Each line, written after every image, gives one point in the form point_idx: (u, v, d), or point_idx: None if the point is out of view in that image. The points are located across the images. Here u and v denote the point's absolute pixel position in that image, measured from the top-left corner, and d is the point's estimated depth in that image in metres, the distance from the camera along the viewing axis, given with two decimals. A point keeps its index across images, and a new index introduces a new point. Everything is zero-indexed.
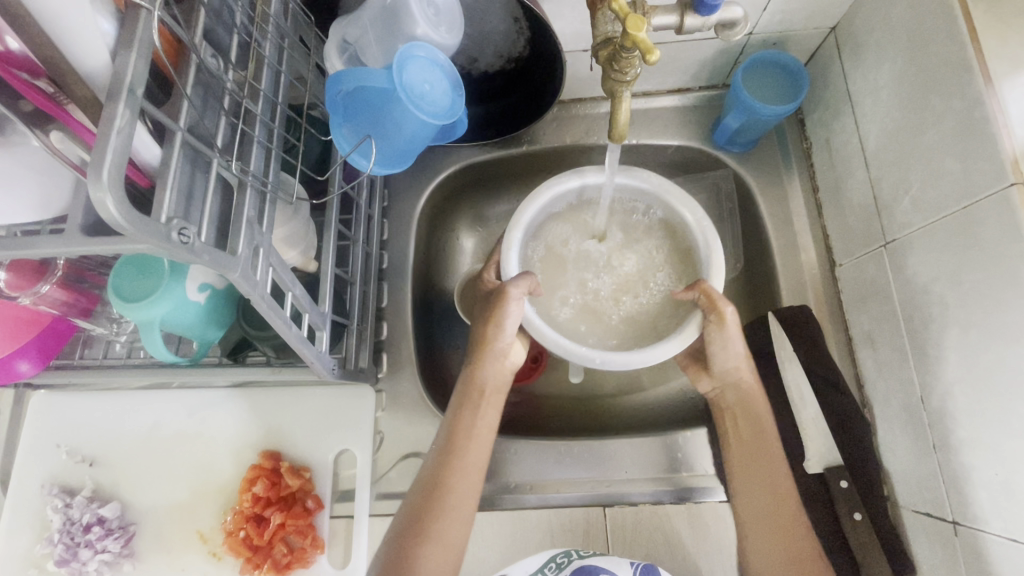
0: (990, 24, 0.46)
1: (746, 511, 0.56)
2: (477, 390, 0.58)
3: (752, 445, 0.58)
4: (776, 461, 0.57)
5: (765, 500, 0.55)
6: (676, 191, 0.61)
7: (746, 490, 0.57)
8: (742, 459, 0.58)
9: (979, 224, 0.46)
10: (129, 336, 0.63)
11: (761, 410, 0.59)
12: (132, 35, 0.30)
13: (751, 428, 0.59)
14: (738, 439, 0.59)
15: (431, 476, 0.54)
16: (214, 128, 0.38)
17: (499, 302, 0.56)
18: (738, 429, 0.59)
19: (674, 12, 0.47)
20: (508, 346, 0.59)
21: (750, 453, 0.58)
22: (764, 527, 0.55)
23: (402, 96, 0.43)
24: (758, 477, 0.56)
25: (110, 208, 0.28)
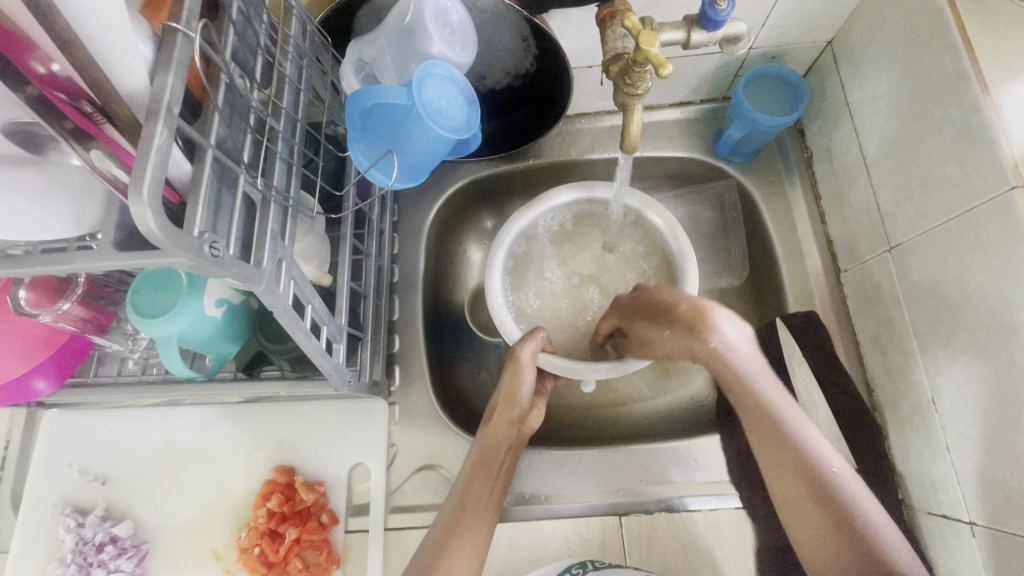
0: (982, 36, 0.48)
1: (811, 551, 0.48)
2: (494, 452, 0.57)
3: (787, 468, 0.49)
4: (827, 478, 0.48)
5: (824, 531, 0.47)
6: (641, 197, 0.65)
7: (803, 529, 0.48)
8: (786, 491, 0.49)
9: (982, 226, 0.47)
10: (143, 353, 0.63)
11: (785, 422, 0.51)
12: (170, 58, 0.31)
13: (779, 449, 0.50)
14: (774, 468, 0.50)
15: (442, 535, 0.52)
16: (240, 145, 0.40)
17: (515, 364, 0.58)
18: (768, 457, 0.50)
19: (681, 29, 0.49)
20: (524, 412, 0.60)
21: (790, 481, 0.49)
22: (810, 520, 0.48)
23: (421, 112, 0.45)
24: (781, 463, 0.49)
25: (149, 222, 0.29)
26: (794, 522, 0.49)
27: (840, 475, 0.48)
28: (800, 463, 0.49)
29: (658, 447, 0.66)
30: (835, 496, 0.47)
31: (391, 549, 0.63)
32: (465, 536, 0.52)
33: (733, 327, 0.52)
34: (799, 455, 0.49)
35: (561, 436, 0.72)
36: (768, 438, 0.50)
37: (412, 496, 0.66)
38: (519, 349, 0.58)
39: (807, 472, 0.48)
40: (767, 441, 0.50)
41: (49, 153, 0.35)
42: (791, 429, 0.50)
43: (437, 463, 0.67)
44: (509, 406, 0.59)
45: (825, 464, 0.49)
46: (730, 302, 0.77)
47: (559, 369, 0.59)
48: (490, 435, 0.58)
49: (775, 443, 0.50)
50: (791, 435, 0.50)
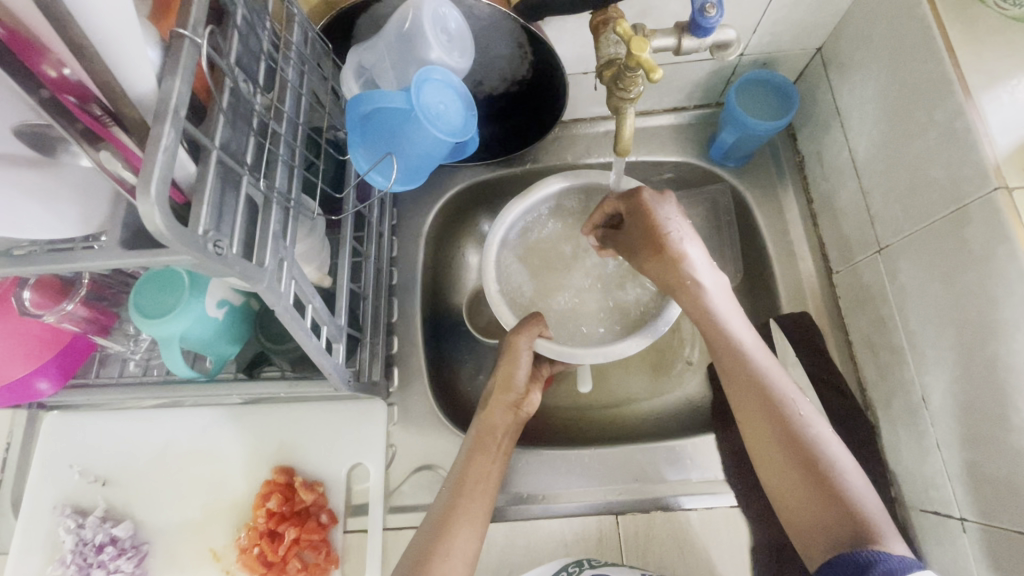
0: (965, 43, 0.49)
1: (783, 499, 0.48)
2: (490, 436, 0.58)
3: (761, 415, 0.50)
4: (798, 427, 0.49)
5: (797, 481, 0.47)
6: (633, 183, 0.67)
7: (776, 478, 0.49)
8: (758, 436, 0.50)
9: (967, 227, 0.49)
10: (145, 353, 0.64)
11: (759, 368, 0.52)
12: (177, 63, 0.32)
13: (753, 395, 0.51)
14: (746, 413, 0.51)
15: (440, 516, 0.53)
16: (244, 148, 0.41)
17: (511, 348, 0.59)
18: (740, 401, 0.52)
19: (672, 36, 0.51)
20: (522, 396, 0.61)
21: (763, 430, 0.50)
22: (779, 468, 0.49)
23: (420, 116, 0.46)
24: (751, 408, 0.51)
25: (156, 220, 0.30)
26: (766, 472, 0.50)
27: (814, 428, 0.49)
28: (776, 411, 0.50)
29: (653, 447, 0.67)
30: (809, 448, 0.48)
31: (390, 549, 0.64)
32: (462, 517, 0.52)
33: (698, 256, 0.55)
34: (773, 403, 0.50)
35: (558, 437, 0.72)
36: (741, 380, 0.52)
37: (411, 496, 0.66)
38: (516, 336, 0.59)
39: (783, 423, 0.49)
40: (741, 386, 0.52)
41: (59, 154, 0.37)
42: (762, 375, 0.52)
43: (435, 463, 0.68)
44: (506, 390, 0.60)
45: (798, 415, 0.50)
46: None
47: (557, 354, 0.60)
48: (487, 421, 0.59)
49: (748, 387, 0.51)
50: (766, 383, 0.51)
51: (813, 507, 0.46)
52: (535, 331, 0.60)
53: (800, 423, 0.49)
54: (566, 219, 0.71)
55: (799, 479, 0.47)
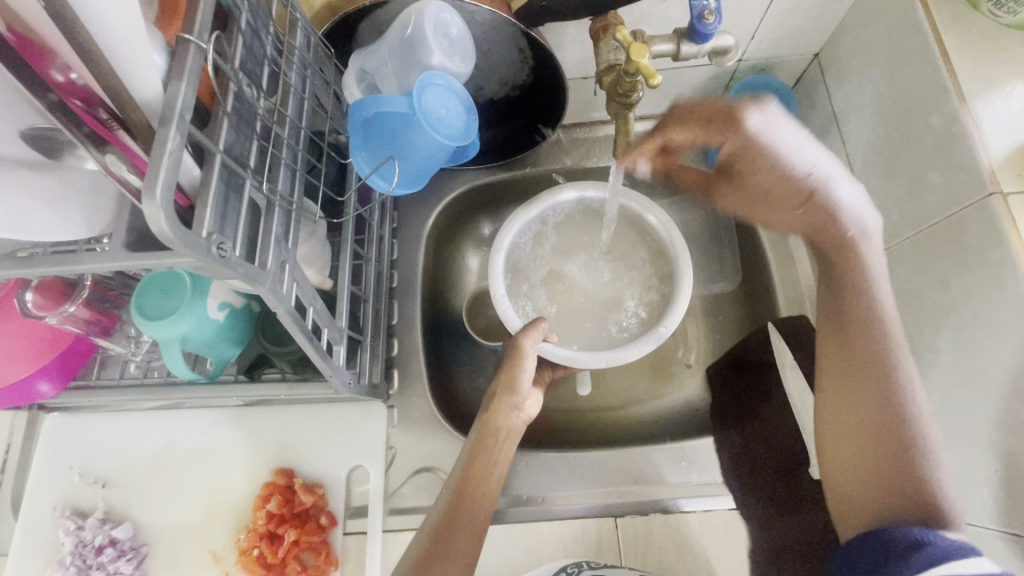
0: (960, 49, 0.50)
1: (847, 474, 0.47)
2: (493, 437, 0.58)
3: (863, 390, 0.48)
4: (903, 411, 0.46)
5: (872, 458, 0.46)
6: (640, 199, 0.67)
7: (851, 449, 0.47)
8: (852, 409, 0.48)
9: (963, 231, 0.49)
10: (146, 356, 0.64)
11: (881, 339, 0.48)
12: (183, 68, 0.33)
13: (864, 370, 0.48)
14: (845, 383, 0.49)
15: (442, 518, 0.53)
16: (247, 152, 0.41)
17: (516, 350, 0.60)
18: (848, 370, 0.49)
19: (671, 41, 0.51)
20: (523, 399, 0.61)
21: (860, 405, 0.47)
22: (864, 445, 0.47)
23: (421, 120, 0.46)
24: (857, 382, 0.48)
25: (162, 222, 0.30)
26: (841, 441, 0.48)
27: (923, 411, 0.46)
28: (888, 388, 0.47)
29: (652, 449, 0.67)
30: (907, 431, 0.45)
31: (389, 551, 0.64)
32: (463, 520, 0.52)
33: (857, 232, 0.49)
34: (886, 384, 0.47)
35: (555, 441, 0.72)
36: (856, 349, 0.49)
37: (410, 498, 0.67)
38: (521, 337, 0.60)
39: (886, 404, 0.46)
40: (856, 358, 0.48)
41: (65, 157, 0.37)
42: (885, 350, 0.48)
43: (435, 465, 0.68)
44: (507, 393, 0.60)
45: (909, 398, 0.46)
46: (723, 306, 0.78)
47: (559, 357, 0.61)
48: (490, 422, 0.59)
49: (862, 361, 0.48)
50: (889, 359, 0.47)
51: (879, 483, 0.45)
52: (539, 333, 0.61)
53: (909, 408, 0.46)
54: (569, 224, 0.72)
55: (872, 455, 0.46)
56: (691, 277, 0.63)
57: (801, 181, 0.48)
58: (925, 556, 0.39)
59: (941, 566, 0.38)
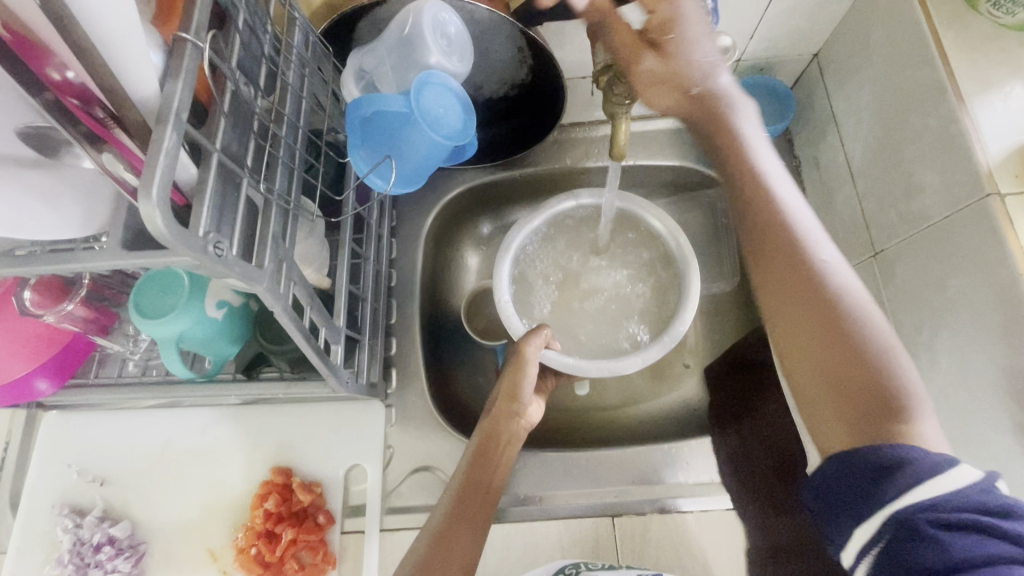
0: (959, 50, 0.50)
1: (808, 386, 0.42)
2: (494, 441, 0.59)
3: (792, 278, 0.45)
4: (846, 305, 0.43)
5: (820, 347, 0.42)
6: (644, 203, 0.68)
7: (797, 341, 0.43)
8: (792, 311, 0.44)
9: (960, 232, 0.49)
10: (144, 353, 0.65)
11: (799, 239, 0.46)
12: (180, 67, 0.33)
13: (778, 257, 0.46)
14: (769, 272, 0.46)
15: (440, 523, 0.53)
16: (244, 151, 0.41)
17: (519, 356, 0.60)
18: (776, 277, 0.46)
19: None
20: (525, 407, 0.60)
21: (801, 308, 0.44)
22: (815, 348, 0.42)
23: (419, 120, 0.47)
24: (788, 282, 0.45)
25: (157, 221, 0.30)
26: (790, 334, 0.44)
27: (862, 301, 0.44)
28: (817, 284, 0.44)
29: (649, 449, 0.67)
30: (846, 316, 0.42)
31: (387, 550, 0.64)
32: (462, 523, 0.53)
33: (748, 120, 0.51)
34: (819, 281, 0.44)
35: (553, 440, 0.73)
36: (769, 237, 0.47)
37: (408, 497, 0.67)
38: (523, 344, 0.60)
39: (809, 283, 0.44)
40: (771, 245, 0.47)
41: (62, 155, 0.37)
42: (799, 239, 0.46)
43: (433, 464, 0.68)
44: (509, 399, 0.60)
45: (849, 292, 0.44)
46: (721, 305, 0.78)
47: (562, 365, 0.61)
48: (493, 426, 0.59)
49: (778, 243, 0.46)
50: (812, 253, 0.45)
51: (839, 377, 0.41)
52: (542, 338, 0.60)
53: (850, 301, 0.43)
54: (572, 227, 0.72)
55: (825, 347, 0.42)
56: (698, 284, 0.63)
57: (697, 75, 0.49)
58: (903, 479, 0.36)
59: (920, 489, 0.35)
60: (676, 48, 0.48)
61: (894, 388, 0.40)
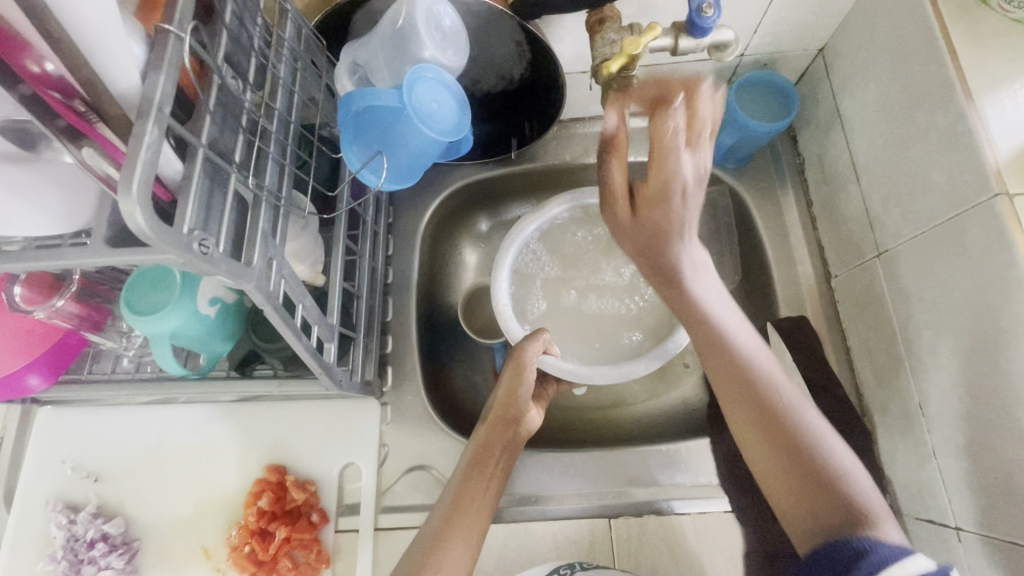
0: (967, 45, 0.48)
1: (772, 488, 0.47)
2: (490, 450, 0.58)
3: (745, 396, 0.50)
4: (788, 415, 0.48)
5: (775, 464, 0.47)
6: None
7: (759, 459, 0.48)
8: (743, 424, 0.50)
9: (966, 233, 0.48)
10: (138, 350, 0.64)
11: (742, 356, 0.51)
12: (161, 59, 0.32)
13: (732, 382, 0.51)
14: (727, 396, 0.51)
15: (434, 532, 0.51)
16: (232, 146, 0.40)
17: (518, 361, 0.59)
18: (725, 392, 0.51)
19: (669, 36, 0.51)
20: (525, 413, 0.60)
21: (749, 421, 0.49)
22: (768, 456, 0.47)
23: (412, 115, 0.45)
24: (733, 396, 0.50)
25: (138, 218, 0.29)
26: (748, 443, 0.49)
27: (802, 411, 0.49)
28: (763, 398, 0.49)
29: (646, 450, 0.67)
30: (795, 432, 0.47)
31: (381, 549, 0.64)
32: (459, 524, 0.52)
33: (706, 286, 0.53)
34: (760, 396, 0.49)
35: (550, 440, 0.72)
36: (715, 360, 0.52)
37: (403, 496, 0.66)
38: (521, 350, 0.60)
39: (760, 406, 0.49)
40: (724, 374, 0.51)
41: (42, 149, 0.36)
42: (749, 364, 0.51)
43: (428, 464, 0.67)
44: (507, 406, 0.59)
45: (786, 403, 0.49)
46: None
47: (562, 372, 0.62)
48: (487, 434, 0.59)
49: (723, 368, 0.51)
50: (752, 370, 0.50)
51: (799, 483, 0.45)
52: (540, 344, 0.60)
53: (790, 413, 0.48)
54: (571, 225, 0.71)
55: (777, 455, 0.47)
56: None
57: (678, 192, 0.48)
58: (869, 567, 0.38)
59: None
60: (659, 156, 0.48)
61: (851, 495, 0.44)
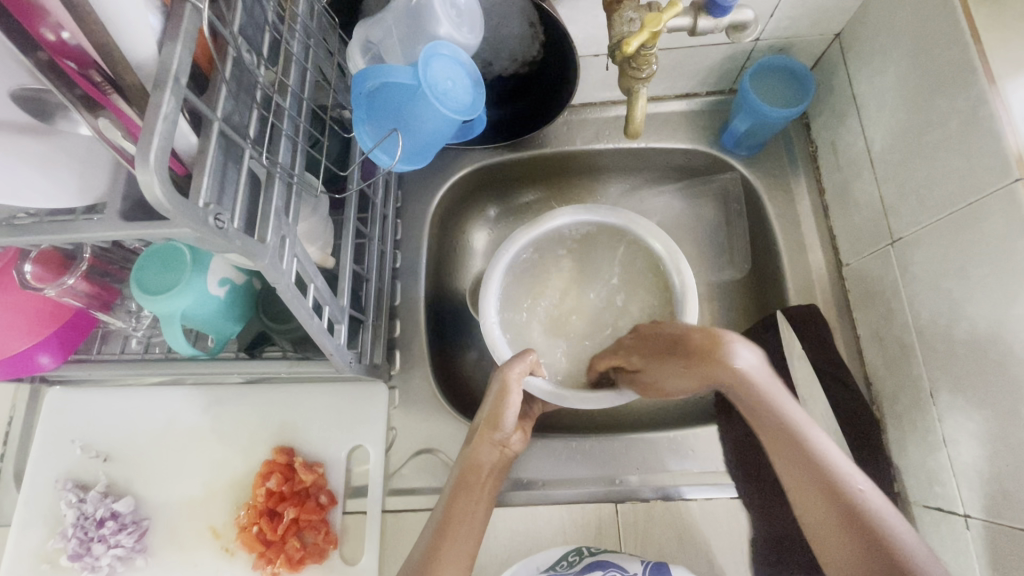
0: (991, 28, 0.48)
1: (825, 548, 0.47)
2: (474, 474, 0.58)
3: (798, 462, 0.49)
4: (838, 479, 0.48)
5: (866, 560, 0.44)
6: (644, 224, 0.65)
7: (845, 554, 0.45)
8: (798, 489, 0.49)
9: (985, 219, 0.48)
10: (146, 332, 0.64)
11: (792, 420, 0.51)
12: (178, 29, 0.31)
13: (808, 473, 0.48)
14: (803, 495, 0.49)
15: (421, 558, 0.52)
16: (246, 120, 0.40)
17: (502, 386, 0.58)
18: (778, 457, 0.51)
19: (688, 15, 0.51)
20: (508, 436, 0.60)
21: (806, 487, 0.48)
22: (820, 516, 0.47)
23: (427, 93, 0.45)
24: (789, 464, 0.50)
25: (155, 189, 0.29)
26: (800, 504, 0.49)
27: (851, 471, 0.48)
28: (814, 461, 0.49)
29: (654, 437, 0.67)
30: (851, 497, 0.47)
31: (389, 531, 0.64)
32: (461, 524, 0.54)
33: (753, 362, 0.54)
34: (811, 459, 0.49)
35: (561, 426, 0.72)
36: (765, 433, 0.52)
37: (411, 479, 0.66)
38: (507, 370, 0.58)
39: (836, 491, 0.47)
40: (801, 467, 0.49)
41: (58, 121, 0.36)
42: (823, 451, 0.49)
43: (436, 447, 0.67)
44: (492, 429, 0.59)
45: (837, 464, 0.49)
46: (730, 293, 0.77)
47: (543, 394, 0.60)
48: (471, 457, 0.58)
49: (796, 455, 0.49)
50: (806, 436, 0.50)
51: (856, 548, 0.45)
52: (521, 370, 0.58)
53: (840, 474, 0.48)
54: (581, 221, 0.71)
55: (837, 521, 0.46)
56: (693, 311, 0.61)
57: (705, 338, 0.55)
58: None
59: None
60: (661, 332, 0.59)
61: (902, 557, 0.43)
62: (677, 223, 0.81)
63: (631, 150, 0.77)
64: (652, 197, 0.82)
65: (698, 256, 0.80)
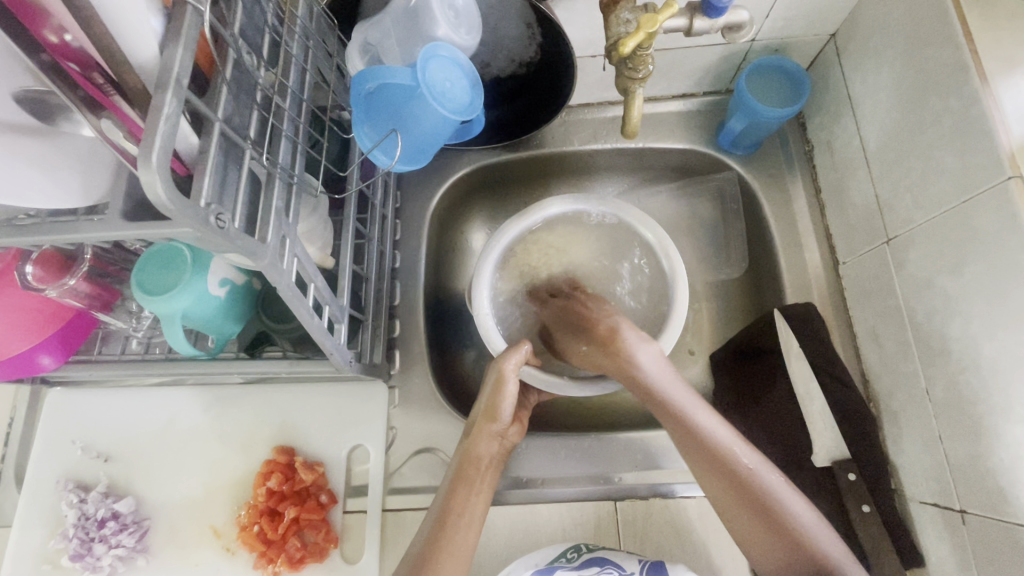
0: (983, 28, 0.48)
1: (747, 540, 0.51)
2: (473, 466, 0.58)
3: (709, 464, 0.52)
4: (748, 474, 0.51)
5: (781, 549, 0.49)
6: (635, 213, 0.66)
7: (754, 542, 0.50)
8: (713, 488, 0.52)
9: (979, 217, 0.48)
10: (146, 332, 0.64)
11: (695, 420, 0.54)
12: (179, 31, 0.32)
13: (709, 468, 0.52)
14: (716, 493, 0.52)
15: (418, 556, 0.52)
16: (246, 122, 0.40)
17: (499, 376, 0.59)
18: (687, 456, 0.54)
19: (684, 16, 0.51)
20: (506, 427, 0.60)
21: (719, 487, 0.52)
22: (736, 512, 0.51)
23: (426, 93, 0.45)
24: (695, 461, 0.53)
25: (158, 189, 0.29)
26: (717, 501, 0.52)
27: (758, 466, 0.52)
28: (724, 463, 0.52)
29: (652, 435, 0.67)
30: (763, 493, 0.50)
31: (389, 530, 0.64)
32: (458, 521, 0.54)
33: (651, 357, 0.57)
34: (719, 459, 0.52)
35: (560, 425, 0.73)
36: (672, 434, 0.55)
37: (411, 478, 0.66)
38: (503, 361, 0.59)
39: (747, 489, 0.50)
40: (705, 461, 0.52)
41: (61, 122, 0.37)
42: (721, 444, 0.52)
43: (436, 446, 0.68)
44: (490, 419, 0.59)
45: (742, 462, 0.51)
46: (727, 292, 0.78)
47: (542, 383, 0.61)
48: (470, 449, 0.58)
49: (702, 455, 0.52)
50: (709, 437, 0.53)
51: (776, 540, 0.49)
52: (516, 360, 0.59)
53: (747, 471, 0.51)
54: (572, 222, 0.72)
55: (753, 517, 0.50)
56: (684, 307, 0.62)
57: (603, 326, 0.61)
58: None
59: None
60: (578, 308, 0.65)
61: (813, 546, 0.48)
62: (675, 222, 0.82)
63: (628, 150, 0.77)
64: (649, 196, 0.82)
65: (696, 255, 0.81)
